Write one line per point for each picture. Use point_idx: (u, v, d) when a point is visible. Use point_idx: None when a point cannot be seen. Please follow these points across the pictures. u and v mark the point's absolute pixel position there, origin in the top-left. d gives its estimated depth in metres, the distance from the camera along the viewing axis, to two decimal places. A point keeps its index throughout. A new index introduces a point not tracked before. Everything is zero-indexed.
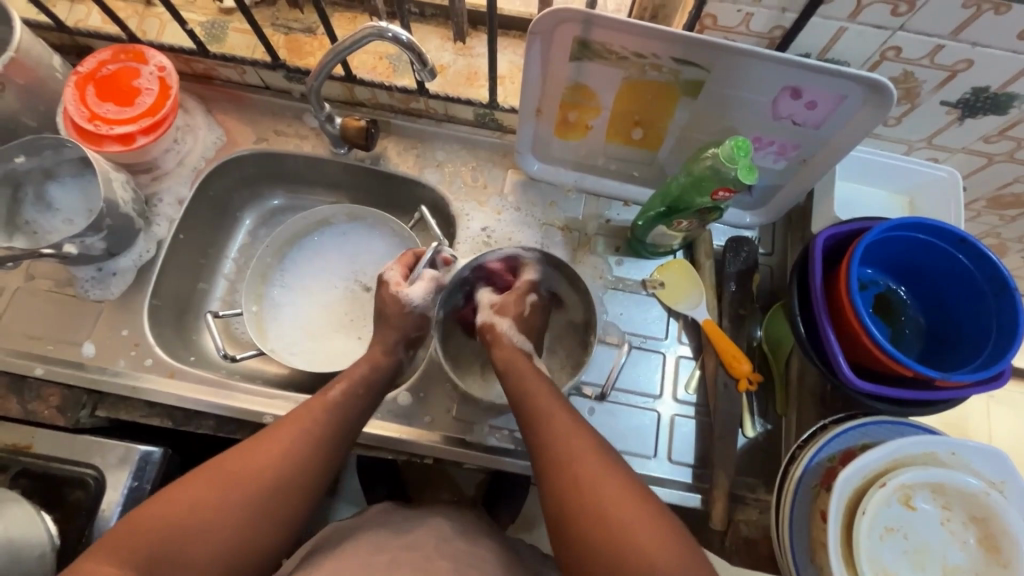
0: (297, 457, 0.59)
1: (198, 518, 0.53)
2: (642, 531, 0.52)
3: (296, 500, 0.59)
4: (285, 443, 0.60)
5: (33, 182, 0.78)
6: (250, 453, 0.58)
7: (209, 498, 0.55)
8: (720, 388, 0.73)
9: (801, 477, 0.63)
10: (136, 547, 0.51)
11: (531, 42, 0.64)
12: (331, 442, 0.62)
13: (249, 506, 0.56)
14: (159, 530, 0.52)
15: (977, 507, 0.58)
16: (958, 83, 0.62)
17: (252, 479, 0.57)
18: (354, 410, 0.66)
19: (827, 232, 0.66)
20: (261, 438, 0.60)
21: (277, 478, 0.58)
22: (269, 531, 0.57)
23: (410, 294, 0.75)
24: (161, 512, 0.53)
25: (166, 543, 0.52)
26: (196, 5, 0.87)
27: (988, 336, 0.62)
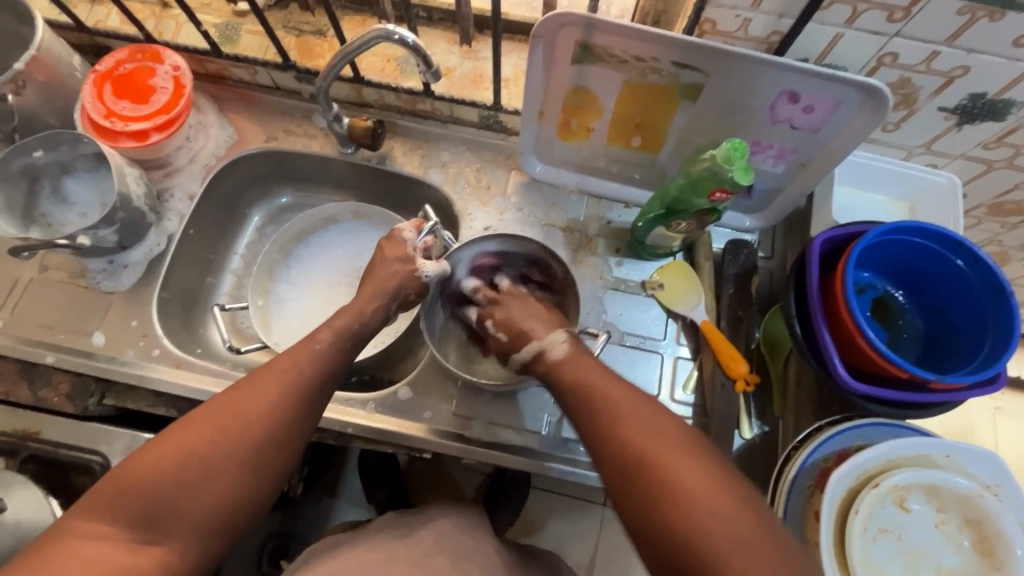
0: (283, 400, 0.59)
1: (189, 466, 0.53)
2: (687, 475, 0.49)
3: (280, 447, 0.57)
4: (268, 387, 0.59)
5: (49, 176, 0.81)
6: (232, 400, 0.57)
7: (197, 446, 0.54)
8: (717, 388, 0.73)
9: (795, 477, 0.63)
10: (131, 499, 0.51)
11: (534, 44, 0.65)
12: (314, 382, 0.62)
13: (242, 450, 0.55)
14: (150, 481, 0.52)
15: (970, 510, 0.58)
16: (956, 89, 0.62)
17: (240, 425, 0.56)
18: (337, 356, 0.66)
19: (824, 235, 0.66)
20: (241, 385, 0.59)
21: (258, 428, 0.56)
22: (267, 472, 0.56)
23: (424, 269, 0.75)
24: (147, 464, 0.52)
25: (161, 492, 0.52)
26: (211, 7, 0.89)
27: (985, 340, 0.63)
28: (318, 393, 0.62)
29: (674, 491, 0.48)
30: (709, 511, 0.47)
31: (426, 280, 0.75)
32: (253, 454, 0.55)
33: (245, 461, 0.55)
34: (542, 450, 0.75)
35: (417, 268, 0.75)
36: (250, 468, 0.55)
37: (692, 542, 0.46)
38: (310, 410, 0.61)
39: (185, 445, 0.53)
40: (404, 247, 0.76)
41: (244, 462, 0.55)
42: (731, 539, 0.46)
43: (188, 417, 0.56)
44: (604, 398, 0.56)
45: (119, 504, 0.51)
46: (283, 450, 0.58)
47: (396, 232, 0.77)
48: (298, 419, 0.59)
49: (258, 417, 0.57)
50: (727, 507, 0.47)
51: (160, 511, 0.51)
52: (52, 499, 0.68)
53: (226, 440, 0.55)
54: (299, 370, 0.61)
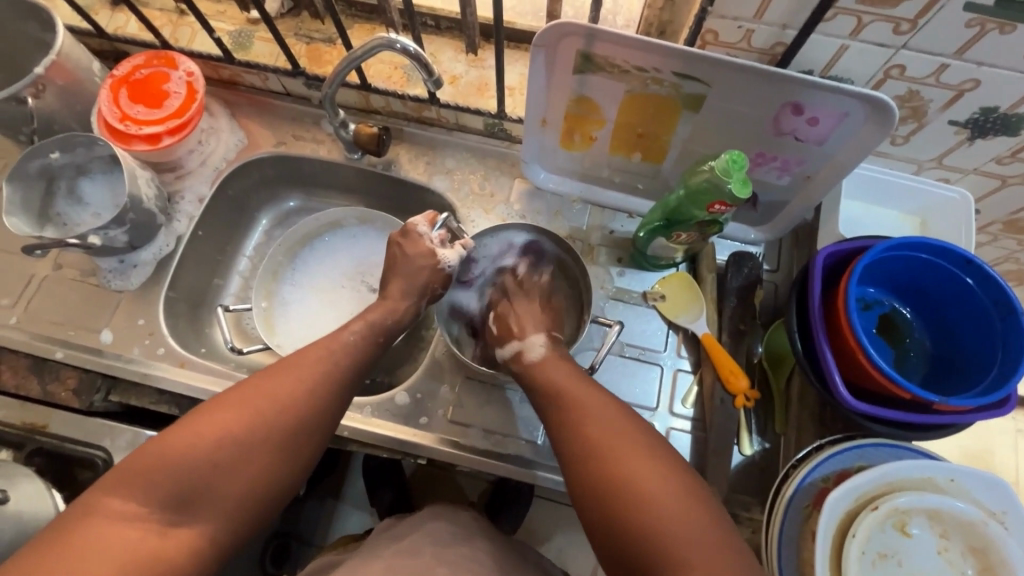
0: (312, 393, 0.61)
1: (222, 451, 0.54)
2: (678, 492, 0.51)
3: (307, 441, 0.59)
4: (301, 379, 0.61)
5: (66, 177, 0.83)
6: (267, 388, 0.59)
7: (228, 432, 0.55)
8: (717, 403, 0.72)
9: (793, 497, 0.61)
10: (165, 479, 0.52)
11: (536, 53, 0.65)
12: (344, 379, 0.64)
13: (271, 440, 0.57)
14: (183, 463, 0.53)
15: (975, 538, 0.56)
16: (966, 103, 0.61)
17: (271, 414, 0.58)
18: (363, 357, 0.67)
19: (828, 249, 0.65)
20: (272, 375, 0.60)
21: (287, 420, 0.58)
22: (294, 463, 0.58)
23: (446, 259, 0.76)
24: (181, 445, 0.53)
25: (192, 476, 0.53)
26: (225, 15, 0.91)
27: (994, 361, 0.61)
28: (346, 390, 0.65)
29: (659, 499, 0.51)
30: (694, 527, 0.50)
31: (449, 270, 0.77)
32: (284, 445, 0.57)
33: (276, 450, 0.57)
34: (537, 459, 0.74)
35: (440, 260, 0.76)
36: (280, 457, 0.57)
37: (668, 552, 0.49)
38: (338, 405, 0.63)
39: (218, 428, 0.55)
40: (424, 242, 0.76)
41: (274, 452, 0.57)
42: (713, 553, 0.49)
43: (219, 400, 0.58)
44: (590, 408, 0.59)
45: (152, 483, 0.52)
46: (307, 443, 0.59)
47: (409, 228, 0.77)
48: (325, 414, 0.61)
49: (290, 408, 0.59)
50: (711, 522, 0.50)
51: (194, 494, 0.53)
52: (55, 491, 0.70)
53: (260, 428, 0.57)
54: (330, 365, 0.64)
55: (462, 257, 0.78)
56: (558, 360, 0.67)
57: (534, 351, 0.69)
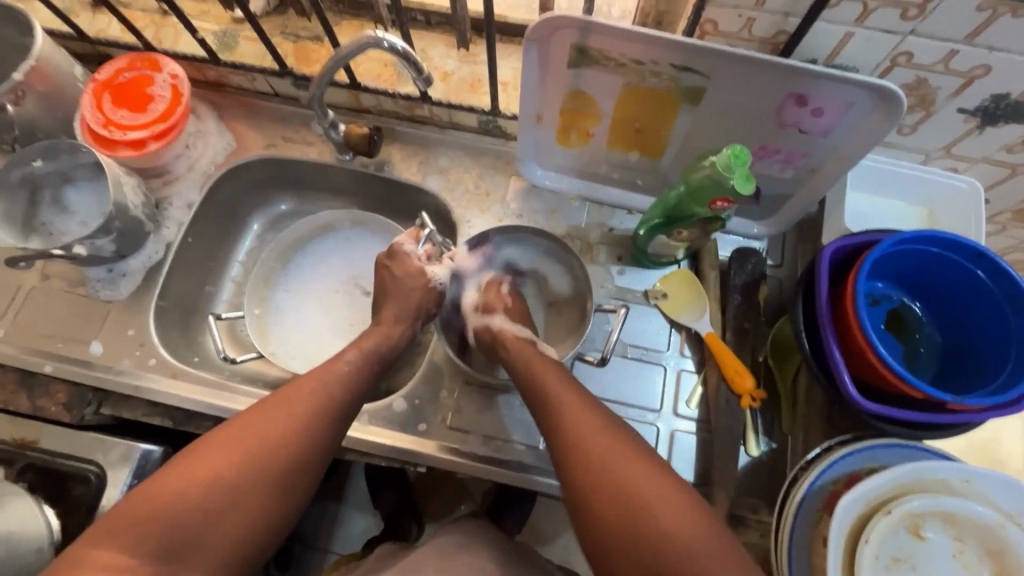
0: (306, 427, 0.59)
1: (215, 493, 0.53)
2: (684, 526, 0.51)
3: (302, 476, 0.58)
4: (294, 411, 0.59)
5: (50, 186, 0.81)
6: (259, 423, 0.57)
7: (222, 473, 0.54)
8: (722, 404, 0.71)
9: (802, 500, 0.60)
10: (154, 528, 0.51)
11: (528, 48, 0.63)
12: (339, 408, 0.62)
13: (265, 480, 0.56)
14: (175, 509, 0.52)
15: (991, 539, 0.55)
16: (976, 90, 0.59)
17: (264, 452, 0.56)
18: (360, 381, 0.66)
19: (834, 244, 0.63)
20: (263, 409, 0.59)
21: (281, 457, 0.57)
22: (292, 497, 0.58)
23: (435, 276, 0.78)
24: (172, 490, 0.52)
25: (184, 523, 0.52)
26: (209, 14, 0.89)
27: (1008, 357, 0.59)
28: (342, 420, 0.63)
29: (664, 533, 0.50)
30: (701, 562, 0.49)
31: (439, 285, 0.78)
32: (281, 480, 0.56)
33: (271, 489, 0.56)
34: (540, 465, 0.73)
35: (429, 277, 0.77)
36: (277, 493, 0.56)
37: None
38: (336, 433, 0.62)
39: (211, 470, 0.54)
40: (412, 260, 0.77)
41: (269, 492, 0.56)
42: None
43: (211, 439, 0.56)
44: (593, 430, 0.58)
45: (141, 534, 0.50)
46: (302, 479, 0.58)
47: (396, 247, 0.78)
48: (319, 447, 0.60)
49: (285, 443, 0.57)
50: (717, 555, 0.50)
51: (187, 541, 0.52)
52: (45, 507, 0.69)
53: (252, 468, 0.55)
54: (325, 395, 0.62)
55: (451, 271, 0.79)
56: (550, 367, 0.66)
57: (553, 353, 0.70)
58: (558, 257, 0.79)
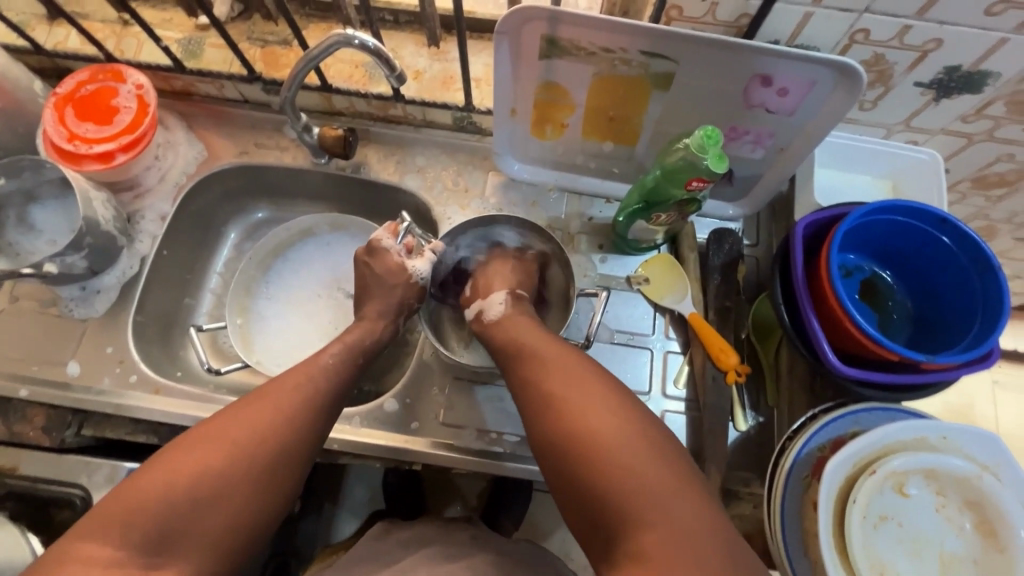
0: (292, 418, 0.59)
1: (202, 483, 0.53)
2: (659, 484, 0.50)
3: (292, 465, 0.58)
4: (280, 404, 0.59)
5: (15, 205, 0.79)
6: (243, 416, 0.57)
7: (207, 464, 0.54)
8: (708, 381, 0.72)
9: (791, 469, 0.62)
10: (141, 520, 0.50)
11: (499, 42, 0.64)
12: (326, 401, 0.62)
13: (249, 470, 0.55)
14: (159, 501, 0.51)
15: (971, 492, 0.57)
16: (930, 64, 0.61)
17: (249, 442, 0.56)
18: (347, 375, 0.66)
19: (807, 218, 0.65)
20: (250, 401, 0.59)
21: (265, 447, 0.56)
22: (280, 488, 0.56)
23: (416, 271, 0.75)
24: (155, 485, 0.52)
25: (170, 514, 0.51)
26: (172, 22, 0.87)
27: (975, 317, 0.62)
28: (330, 414, 0.63)
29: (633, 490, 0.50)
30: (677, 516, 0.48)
31: (422, 280, 0.76)
32: (269, 473, 0.56)
33: (257, 479, 0.55)
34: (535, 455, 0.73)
35: (412, 274, 0.75)
36: (263, 485, 0.55)
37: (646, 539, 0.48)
38: (324, 426, 0.62)
39: (195, 463, 0.53)
40: (391, 256, 0.75)
41: (256, 482, 0.55)
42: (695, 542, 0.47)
43: (199, 431, 0.56)
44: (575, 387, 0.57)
45: (130, 526, 0.50)
46: (289, 470, 0.57)
47: (373, 243, 0.76)
48: (307, 439, 0.59)
49: (270, 434, 0.57)
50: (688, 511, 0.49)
51: (174, 533, 0.51)
52: (30, 534, 0.67)
53: (238, 459, 0.55)
54: (311, 388, 0.62)
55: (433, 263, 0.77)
56: (520, 323, 0.68)
57: (496, 304, 0.72)
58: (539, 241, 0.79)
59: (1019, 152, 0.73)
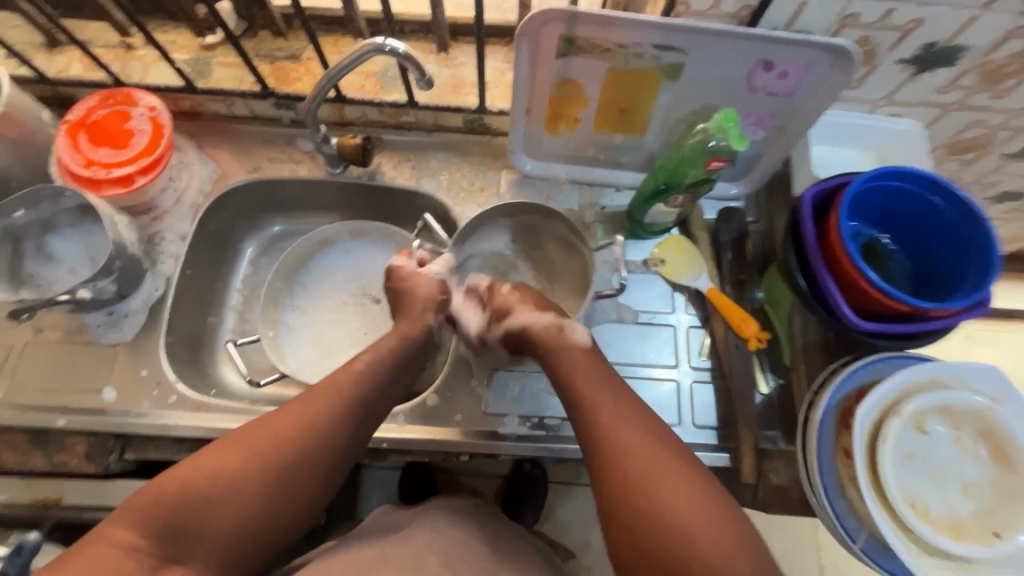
0: (317, 434, 0.60)
1: (221, 484, 0.55)
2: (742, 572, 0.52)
3: (307, 483, 0.59)
4: (306, 412, 0.61)
5: (32, 235, 0.78)
6: (278, 425, 0.59)
7: (228, 465, 0.56)
8: (732, 350, 0.77)
9: (822, 420, 0.67)
10: (161, 510, 0.52)
11: (520, 43, 0.67)
12: (351, 418, 0.63)
13: (265, 481, 0.56)
14: (180, 494, 0.53)
15: (983, 423, 0.63)
16: (911, 42, 0.67)
17: (272, 448, 0.58)
18: (377, 386, 0.66)
19: (812, 189, 0.70)
20: (285, 408, 0.61)
21: (284, 457, 0.58)
22: (291, 501, 0.58)
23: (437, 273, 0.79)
24: (182, 478, 0.54)
25: (188, 508, 0.53)
26: (176, 44, 0.88)
27: (970, 269, 0.68)
28: (355, 433, 0.63)
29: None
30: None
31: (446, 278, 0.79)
32: (287, 485, 0.57)
33: (272, 488, 0.57)
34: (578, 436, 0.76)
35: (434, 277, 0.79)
36: (279, 501, 0.57)
37: None
38: (347, 443, 0.62)
39: (220, 463, 0.55)
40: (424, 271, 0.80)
41: (271, 490, 0.57)
42: None
43: (232, 435, 0.59)
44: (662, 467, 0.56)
45: (151, 513, 0.52)
46: (304, 487, 0.59)
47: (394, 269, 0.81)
48: (327, 461, 0.60)
49: (298, 445, 0.58)
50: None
51: (186, 528, 0.53)
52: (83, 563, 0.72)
53: (257, 465, 0.56)
54: (339, 399, 0.63)
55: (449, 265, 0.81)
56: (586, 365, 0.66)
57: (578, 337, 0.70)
58: (556, 230, 0.84)
59: (988, 117, 0.81)
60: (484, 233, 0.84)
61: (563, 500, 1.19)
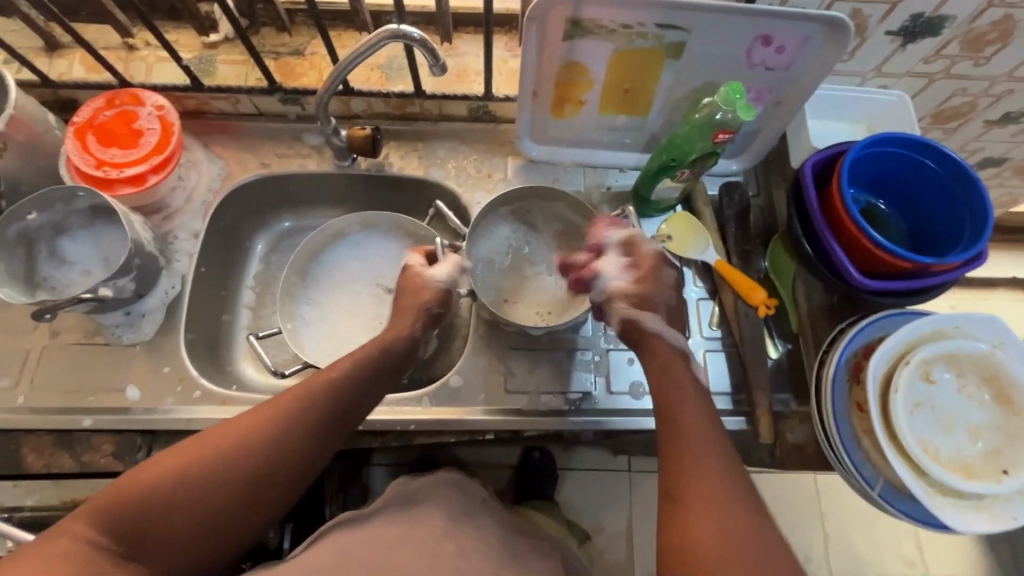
0: (284, 439, 0.59)
1: (183, 486, 0.55)
2: None
3: (273, 487, 0.59)
4: (274, 416, 0.60)
5: (45, 239, 0.78)
6: (246, 423, 0.59)
7: (192, 466, 0.56)
8: (742, 317, 0.80)
9: (835, 375, 0.70)
10: (124, 509, 0.53)
11: (529, 27, 0.69)
12: (324, 422, 0.62)
13: (229, 484, 0.56)
14: (143, 493, 0.54)
15: (985, 369, 0.67)
16: (899, 13, 0.71)
17: (236, 451, 0.57)
18: (356, 392, 0.65)
19: (812, 158, 0.74)
20: (252, 411, 0.61)
21: (249, 461, 0.57)
22: (254, 502, 0.58)
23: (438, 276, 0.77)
24: (145, 477, 0.55)
25: (149, 508, 0.54)
26: (179, 43, 0.88)
27: (964, 226, 0.72)
28: (327, 436, 0.62)
29: None
30: None
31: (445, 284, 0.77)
32: (251, 488, 0.57)
33: (235, 490, 0.57)
34: (600, 408, 0.78)
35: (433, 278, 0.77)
36: (242, 503, 0.57)
37: None
38: (317, 450, 0.61)
39: (184, 463, 0.56)
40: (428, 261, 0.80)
41: (234, 492, 0.56)
42: None
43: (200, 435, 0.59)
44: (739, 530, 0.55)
45: (115, 511, 0.53)
46: (269, 490, 0.58)
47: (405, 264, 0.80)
48: (294, 465, 0.60)
49: (263, 449, 0.58)
50: None
51: (146, 528, 0.54)
52: None
53: (221, 469, 0.56)
54: (311, 405, 0.62)
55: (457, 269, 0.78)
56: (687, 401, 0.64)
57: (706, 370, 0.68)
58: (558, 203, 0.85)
59: (970, 85, 0.85)
60: (487, 220, 0.85)
61: (575, 482, 1.21)
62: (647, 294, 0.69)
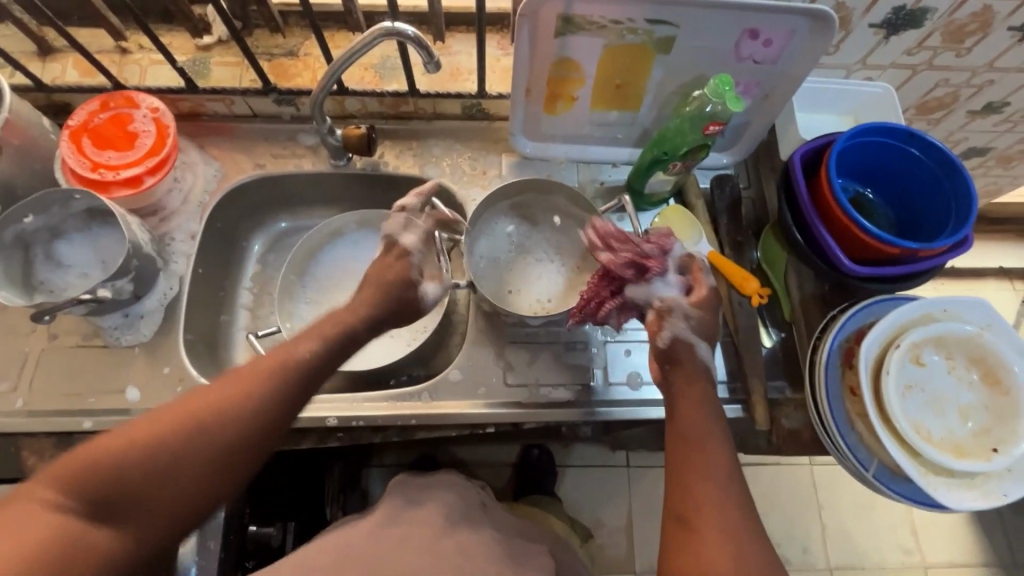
0: (258, 409, 0.58)
1: (154, 454, 0.53)
2: None
3: (248, 457, 0.58)
4: (247, 387, 0.59)
5: (41, 242, 0.78)
6: (219, 392, 0.58)
7: (164, 434, 0.54)
8: (736, 307, 0.81)
9: (828, 360, 0.71)
10: (90, 477, 0.51)
11: (520, 24, 0.70)
12: (297, 395, 0.61)
13: (203, 453, 0.55)
14: (110, 461, 0.52)
15: (973, 351, 0.68)
16: (881, 6, 0.73)
17: (209, 420, 0.56)
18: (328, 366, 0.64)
19: (801, 148, 0.75)
20: (222, 381, 0.59)
21: (222, 431, 0.56)
22: (229, 473, 0.57)
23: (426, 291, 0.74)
24: (112, 445, 0.53)
25: (118, 477, 0.52)
26: (172, 46, 0.89)
27: (949, 213, 0.74)
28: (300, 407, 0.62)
29: None
30: None
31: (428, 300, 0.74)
32: (225, 457, 0.56)
33: (209, 460, 0.55)
34: (599, 399, 0.79)
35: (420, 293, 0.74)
36: (217, 473, 0.56)
37: None
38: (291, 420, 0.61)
39: (154, 432, 0.54)
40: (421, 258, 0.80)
41: (207, 462, 0.55)
42: None
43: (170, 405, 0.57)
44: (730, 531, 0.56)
45: (79, 479, 0.51)
46: (244, 460, 0.57)
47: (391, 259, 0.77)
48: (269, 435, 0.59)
49: (237, 420, 0.57)
50: None
51: (115, 496, 0.52)
52: None
53: (194, 438, 0.55)
54: (285, 378, 0.61)
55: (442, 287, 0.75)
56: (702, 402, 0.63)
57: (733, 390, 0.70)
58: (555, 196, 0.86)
59: (952, 76, 0.87)
60: (486, 214, 0.86)
61: (574, 477, 1.22)
62: (706, 319, 0.66)
